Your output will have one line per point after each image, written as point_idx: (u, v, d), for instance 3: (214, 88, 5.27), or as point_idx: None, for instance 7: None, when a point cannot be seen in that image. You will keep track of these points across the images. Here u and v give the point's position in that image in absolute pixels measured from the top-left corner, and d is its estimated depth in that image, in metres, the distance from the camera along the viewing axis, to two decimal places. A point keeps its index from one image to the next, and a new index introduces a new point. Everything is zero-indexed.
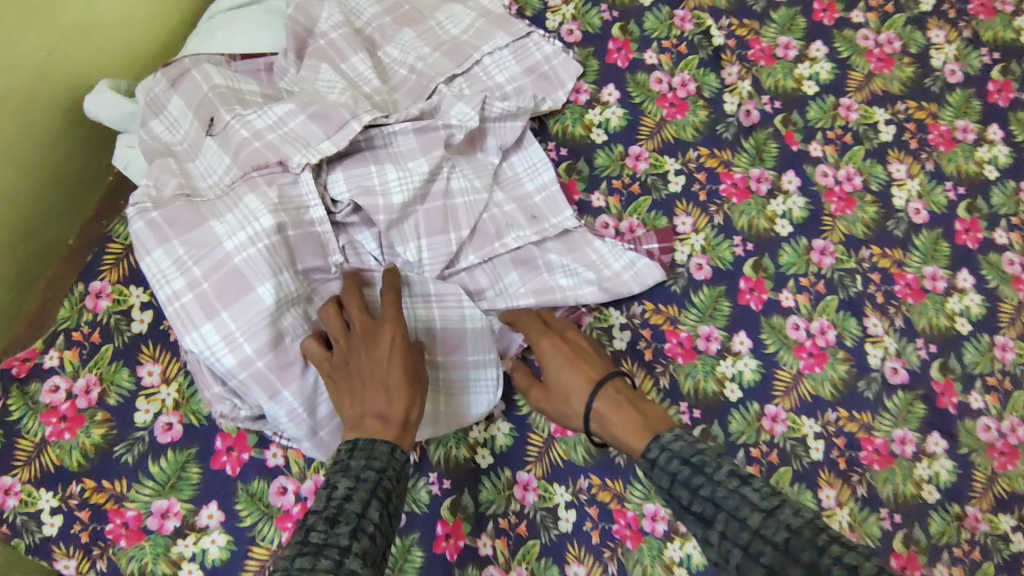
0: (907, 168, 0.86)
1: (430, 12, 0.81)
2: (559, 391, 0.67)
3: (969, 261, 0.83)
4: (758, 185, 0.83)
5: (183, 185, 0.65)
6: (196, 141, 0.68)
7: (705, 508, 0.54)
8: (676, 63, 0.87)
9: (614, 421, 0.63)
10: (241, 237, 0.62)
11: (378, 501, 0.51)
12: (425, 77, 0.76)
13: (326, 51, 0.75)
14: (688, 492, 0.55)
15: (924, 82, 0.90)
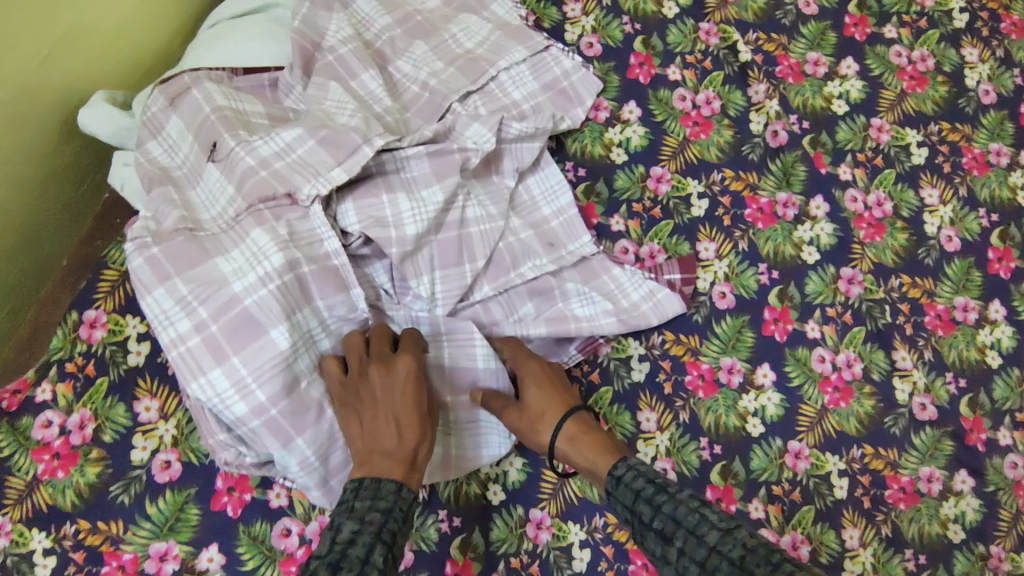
0: (939, 194, 0.81)
1: (442, 24, 0.78)
2: (531, 411, 0.63)
3: (1000, 292, 0.79)
4: (784, 211, 0.79)
5: (185, 217, 0.62)
6: (196, 166, 0.66)
7: (664, 524, 0.51)
8: (701, 79, 0.82)
9: (590, 446, 0.60)
10: (251, 278, 0.59)
11: (384, 544, 0.48)
12: (439, 94, 0.73)
13: (334, 67, 0.72)
14: (650, 510, 0.52)
15: (958, 102, 0.85)
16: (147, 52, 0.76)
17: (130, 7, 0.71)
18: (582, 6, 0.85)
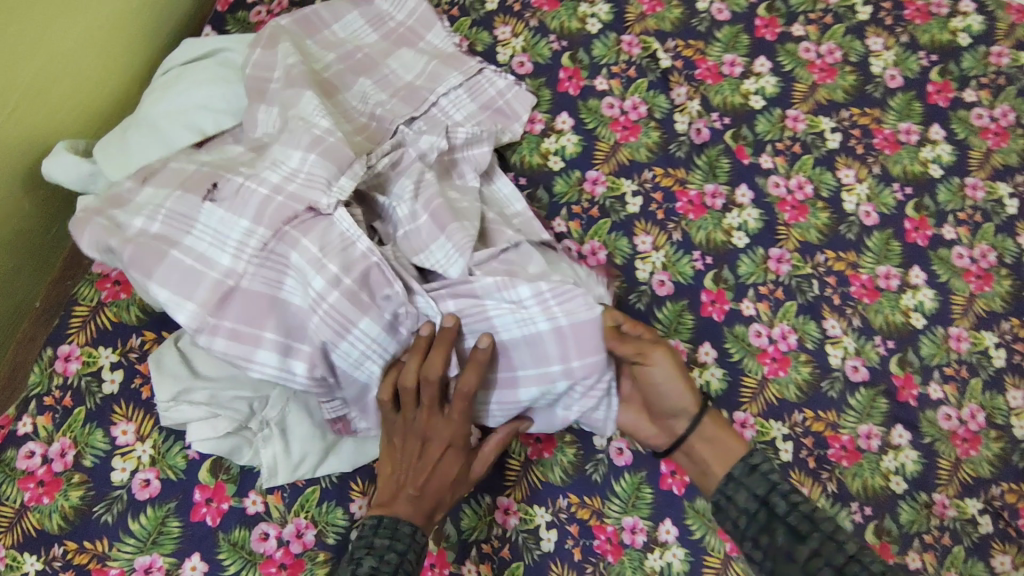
0: (855, 173, 0.87)
1: (381, 58, 0.85)
2: (673, 378, 0.72)
3: (920, 258, 0.85)
4: (712, 201, 0.85)
5: (217, 279, 0.65)
6: (188, 214, 0.66)
7: (802, 522, 0.65)
8: (626, 87, 0.89)
9: (722, 431, 0.73)
10: (307, 301, 0.64)
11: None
12: (386, 120, 0.79)
13: (297, 79, 0.76)
14: (788, 506, 0.66)
15: (866, 88, 0.91)
16: (102, 102, 0.82)
17: (81, 62, 0.77)
18: (511, 29, 0.92)
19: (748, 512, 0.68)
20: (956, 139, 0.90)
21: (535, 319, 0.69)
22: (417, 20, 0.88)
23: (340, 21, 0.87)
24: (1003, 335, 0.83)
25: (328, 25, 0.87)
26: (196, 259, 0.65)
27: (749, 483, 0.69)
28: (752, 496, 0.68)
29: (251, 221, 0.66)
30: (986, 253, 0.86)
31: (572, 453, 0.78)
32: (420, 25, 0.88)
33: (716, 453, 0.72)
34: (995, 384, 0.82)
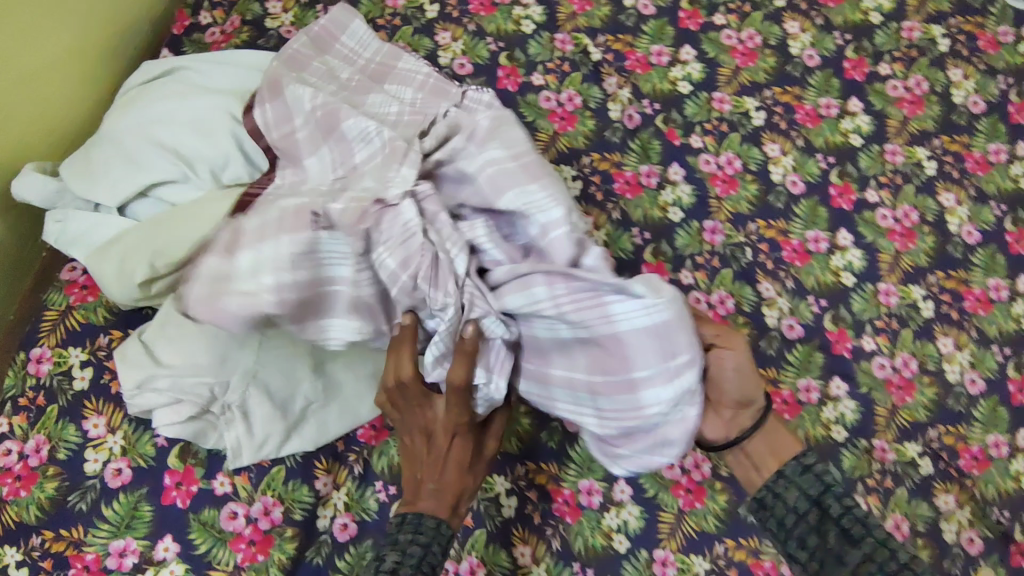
0: (780, 147, 0.93)
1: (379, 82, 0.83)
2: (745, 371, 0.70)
3: (846, 221, 0.90)
4: (647, 180, 0.90)
5: (312, 281, 0.62)
6: (252, 226, 0.62)
7: (857, 527, 0.63)
8: (562, 80, 0.94)
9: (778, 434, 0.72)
10: (389, 270, 0.63)
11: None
12: (412, 128, 0.74)
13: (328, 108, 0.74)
14: (841, 507, 0.65)
15: (785, 68, 0.97)
16: (64, 122, 0.87)
17: (42, 86, 0.82)
18: (451, 34, 0.95)
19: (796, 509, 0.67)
20: (874, 110, 0.96)
21: (659, 310, 0.60)
22: (383, 49, 0.86)
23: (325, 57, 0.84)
24: (929, 288, 0.89)
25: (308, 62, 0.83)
26: (292, 262, 0.61)
27: (801, 483, 0.67)
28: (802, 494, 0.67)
29: (342, 228, 0.63)
30: (909, 212, 0.92)
31: (527, 422, 0.83)
32: (388, 56, 0.86)
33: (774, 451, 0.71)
34: (925, 333, 0.87)
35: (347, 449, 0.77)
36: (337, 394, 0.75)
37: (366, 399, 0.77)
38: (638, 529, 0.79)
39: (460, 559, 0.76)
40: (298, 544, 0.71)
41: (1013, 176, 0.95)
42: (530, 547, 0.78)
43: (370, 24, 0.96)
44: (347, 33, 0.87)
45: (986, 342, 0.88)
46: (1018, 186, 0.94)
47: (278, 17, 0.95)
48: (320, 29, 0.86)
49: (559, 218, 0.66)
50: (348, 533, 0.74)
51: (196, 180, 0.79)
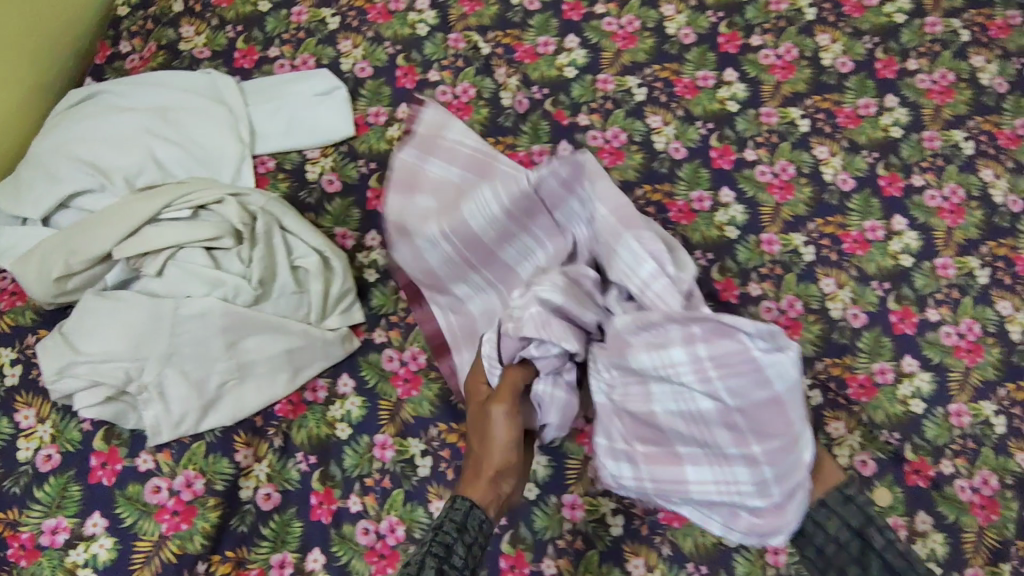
0: (662, 119, 1.00)
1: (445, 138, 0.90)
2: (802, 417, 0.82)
3: (727, 180, 0.97)
4: (540, 158, 0.96)
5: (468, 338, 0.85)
6: (434, 291, 0.87)
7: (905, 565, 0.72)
8: (456, 76, 1.01)
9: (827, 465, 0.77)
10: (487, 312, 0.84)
11: (434, 556, 0.60)
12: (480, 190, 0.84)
13: (418, 180, 0.88)
14: (884, 541, 0.73)
15: (663, 47, 1.04)
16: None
17: None
18: (352, 42, 1.02)
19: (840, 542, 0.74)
20: (748, 78, 1.03)
21: (784, 363, 0.64)
22: (473, 151, 0.88)
23: (450, 128, 0.91)
24: (810, 235, 0.95)
25: (444, 135, 0.90)
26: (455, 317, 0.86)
27: (844, 513, 0.74)
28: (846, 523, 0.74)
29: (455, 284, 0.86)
30: (786, 166, 0.98)
31: (438, 386, 0.87)
32: (434, 126, 0.91)
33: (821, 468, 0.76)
34: (808, 276, 0.94)
35: (266, 424, 0.83)
36: (250, 371, 0.81)
37: (279, 375, 0.82)
38: (548, 477, 0.85)
39: (380, 518, 0.82)
40: (220, 512, 0.78)
41: (883, 127, 1.01)
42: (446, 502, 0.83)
43: (277, 40, 1.02)
44: (448, 130, 0.91)
45: (866, 279, 0.94)
46: (889, 135, 1.01)
47: (192, 40, 1.03)
48: (421, 133, 0.91)
49: (656, 272, 0.70)
50: (271, 502, 0.81)
51: (111, 188, 0.85)
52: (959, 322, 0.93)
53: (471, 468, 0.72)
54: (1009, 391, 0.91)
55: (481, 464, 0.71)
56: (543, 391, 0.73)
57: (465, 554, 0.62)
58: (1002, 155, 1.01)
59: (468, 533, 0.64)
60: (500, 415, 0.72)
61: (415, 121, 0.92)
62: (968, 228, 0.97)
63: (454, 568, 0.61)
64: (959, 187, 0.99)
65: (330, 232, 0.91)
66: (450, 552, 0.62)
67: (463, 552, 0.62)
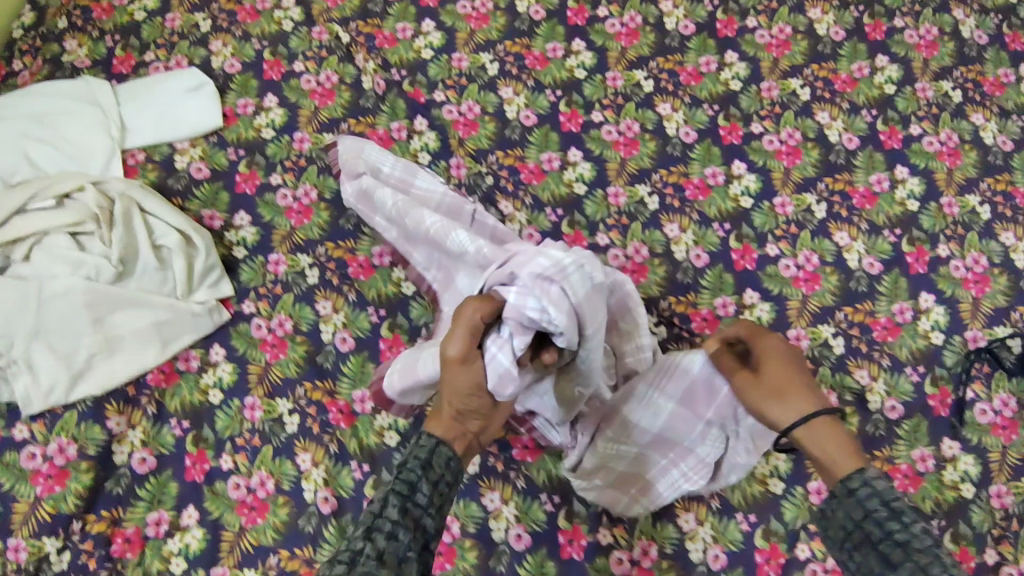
0: (513, 90, 1.07)
1: (365, 167, 0.97)
2: (793, 371, 0.74)
3: (575, 141, 1.04)
4: (398, 134, 1.03)
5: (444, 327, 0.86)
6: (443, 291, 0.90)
7: (898, 552, 0.59)
8: (320, 64, 1.07)
9: (837, 437, 0.69)
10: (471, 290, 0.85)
11: (398, 495, 0.60)
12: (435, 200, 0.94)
13: (374, 208, 0.94)
14: (881, 533, 0.60)
15: (514, 24, 1.11)
16: None
17: None
18: (222, 41, 1.09)
19: (845, 530, 0.64)
20: (595, 46, 1.10)
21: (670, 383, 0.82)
22: (401, 167, 0.96)
23: (366, 152, 0.98)
24: (654, 185, 1.02)
25: (361, 167, 0.97)
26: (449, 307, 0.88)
27: (848, 506, 0.64)
28: (848, 514, 0.64)
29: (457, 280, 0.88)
30: (631, 124, 1.05)
31: (303, 348, 0.93)
32: (353, 152, 0.98)
33: (826, 460, 0.68)
34: (653, 223, 1.00)
35: (138, 393, 0.89)
36: (116, 345, 0.88)
37: (148, 347, 0.89)
38: (408, 426, 0.90)
39: (251, 473, 0.88)
40: (93, 474, 0.85)
41: (723, 81, 1.08)
42: (311, 454, 0.89)
43: (152, 45, 1.09)
44: (363, 154, 0.98)
45: (707, 222, 1.00)
46: (728, 89, 1.07)
47: (74, 52, 1.10)
48: (348, 165, 0.98)
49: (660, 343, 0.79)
50: (147, 465, 0.87)
51: None
52: (798, 254, 0.99)
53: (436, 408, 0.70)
54: (847, 314, 0.96)
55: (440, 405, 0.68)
56: (488, 348, 0.68)
57: (429, 493, 0.62)
58: (838, 98, 1.07)
59: (434, 469, 0.64)
60: (455, 358, 0.68)
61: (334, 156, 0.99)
62: (805, 167, 1.03)
63: (420, 506, 0.61)
64: (796, 131, 1.05)
65: (197, 215, 0.98)
66: (415, 489, 0.61)
67: (427, 486, 0.62)
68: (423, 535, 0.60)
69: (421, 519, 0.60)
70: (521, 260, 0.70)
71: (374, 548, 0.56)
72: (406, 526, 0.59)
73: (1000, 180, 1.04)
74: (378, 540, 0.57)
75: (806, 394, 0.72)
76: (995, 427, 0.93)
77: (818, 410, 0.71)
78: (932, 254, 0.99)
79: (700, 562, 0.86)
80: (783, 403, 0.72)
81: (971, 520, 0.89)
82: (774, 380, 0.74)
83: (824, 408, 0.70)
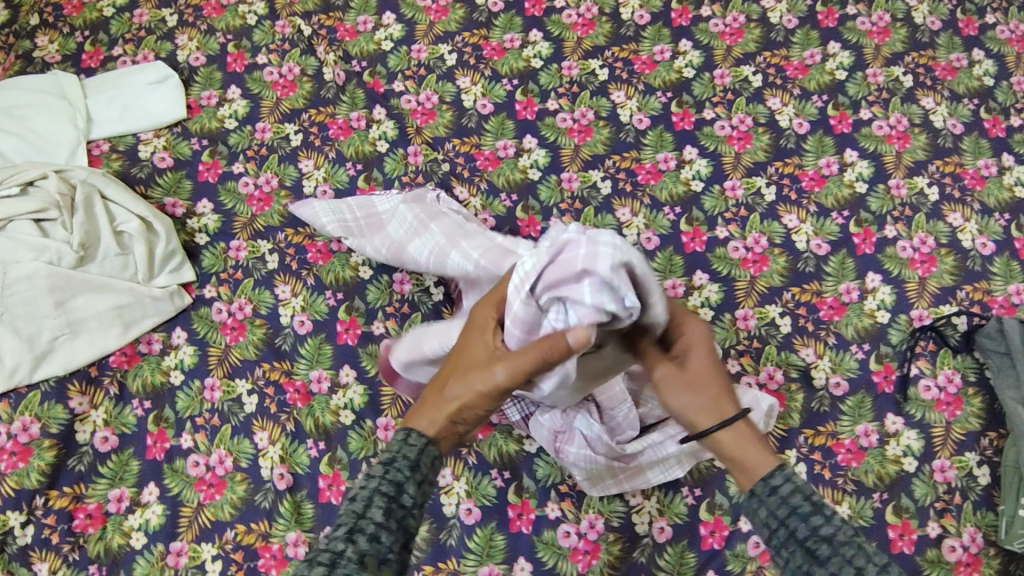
0: (470, 79, 1.09)
1: (343, 225, 0.97)
2: (715, 365, 0.72)
3: (531, 128, 1.06)
4: (357, 124, 1.05)
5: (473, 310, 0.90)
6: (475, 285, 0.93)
7: (823, 547, 0.58)
8: (282, 57, 1.10)
9: (755, 439, 0.68)
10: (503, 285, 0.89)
11: (383, 496, 0.60)
12: (401, 240, 0.93)
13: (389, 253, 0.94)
14: (807, 530, 0.59)
15: (473, 16, 1.13)
16: None
17: None
18: (187, 36, 1.12)
19: (770, 527, 0.62)
20: (552, 37, 1.12)
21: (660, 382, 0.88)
22: (356, 202, 0.99)
23: (329, 215, 0.97)
24: (607, 170, 1.04)
25: (332, 226, 0.97)
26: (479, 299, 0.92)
27: (769, 504, 0.63)
28: (770, 511, 0.63)
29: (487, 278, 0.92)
30: (585, 112, 1.07)
31: (262, 331, 0.95)
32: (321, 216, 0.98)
33: (744, 458, 0.67)
34: (605, 208, 1.02)
35: (101, 374, 0.92)
36: (78, 328, 0.91)
37: (110, 329, 0.92)
38: (363, 405, 0.92)
39: (210, 452, 0.90)
40: (56, 452, 0.88)
41: (677, 69, 1.10)
42: (268, 433, 0.91)
43: (120, 40, 1.12)
44: (323, 217, 0.97)
45: (658, 206, 1.02)
46: (681, 76, 1.10)
47: (45, 48, 1.12)
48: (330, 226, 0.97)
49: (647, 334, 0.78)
50: (109, 444, 0.89)
51: None
52: (747, 237, 1.01)
53: (435, 398, 0.69)
54: (794, 294, 0.98)
55: (448, 406, 0.67)
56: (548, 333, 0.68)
57: (415, 495, 0.62)
58: (789, 84, 1.09)
59: (421, 470, 0.64)
60: (491, 384, 0.66)
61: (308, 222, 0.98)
62: (755, 152, 1.05)
63: (404, 507, 0.61)
64: (747, 117, 1.07)
65: (160, 202, 1.01)
66: (400, 490, 0.61)
67: (412, 490, 0.62)
68: (404, 534, 0.61)
69: (405, 520, 0.61)
70: (584, 256, 0.64)
71: (356, 550, 0.56)
72: (390, 529, 0.59)
73: (949, 162, 1.05)
74: (361, 542, 0.57)
75: (727, 393, 0.70)
76: (939, 402, 0.94)
77: (732, 412, 0.69)
78: (879, 235, 1.01)
79: (645, 534, 0.88)
80: (709, 399, 0.70)
81: (914, 494, 0.89)
82: (699, 370, 0.71)
83: (738, 411, 0.69)
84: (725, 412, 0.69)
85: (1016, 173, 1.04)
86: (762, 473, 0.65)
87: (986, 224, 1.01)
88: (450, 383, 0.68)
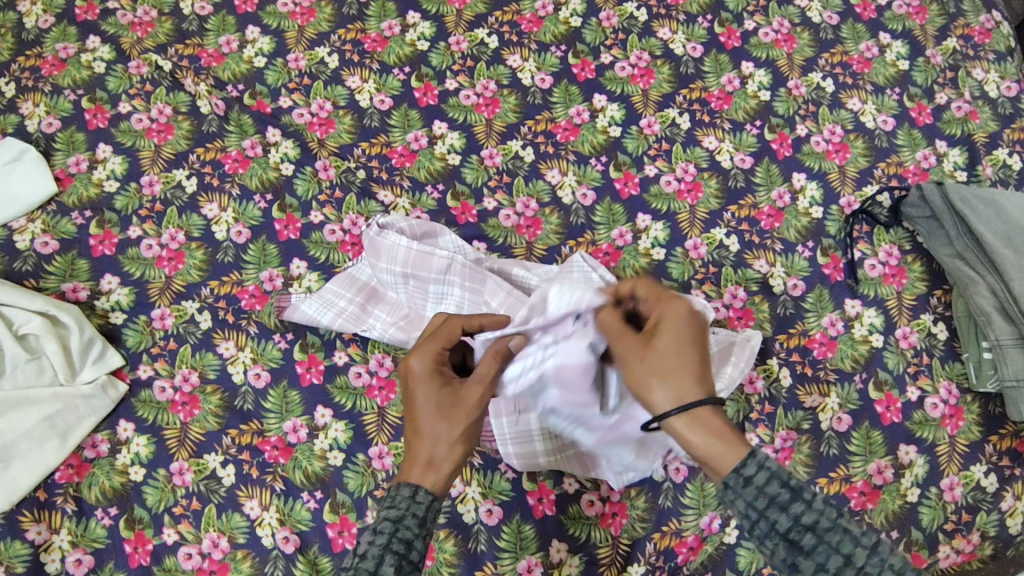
0: (360, 77, 1.03)
1: (342, 317, 0.89)
2: (683, 343, 0.65)
3: (437, 113, 1.02)
4: (253, 151, 0.97)
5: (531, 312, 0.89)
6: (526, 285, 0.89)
7: (808, 537, 0.57)
8: (148, 100, 1.00)
9: (721, 431, 0.62)
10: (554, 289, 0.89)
11: (394, 555, 0.60)
12: (418, 308, 0.89)
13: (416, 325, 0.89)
14: (789, 521, 0.58)
15: (343, 11, 1.07)
16: None
17: None
18: (32, 101, 0.99)
19: (748, 519, 0.60)
20: (430, 15, 1.07)
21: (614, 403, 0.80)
22: (339, 285, 0.91)
23: (327, 308, 0.89)
24: (524, 137, 1.02)
25: (336, 322, 0.89)
26: None
27: (746, 495, 0.59)
28: (748, 502, 0.59)
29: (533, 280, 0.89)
30: (487, 84, 1.04)
31: (217, 397, 0.87)
32: (318, 314, 0.89)
33: (706, 456, 0.62)
34: (534, 174, 1.00)
35: (51, 495, 0.82)
36: (7, 452, 0.81)
37: (46, 444, 0.82)
38: (350, 440, 0.86)
39: (200, 538, 0.82)
40: None
41: (563, 21, 1.09)
42: (257, 499, 0.83)
43: None
44: (318, 316, 0.89)
45: (584, 160, 1.01)
46: (570, 26, 1.08)
47: None
48: (338, 321, 0.89)
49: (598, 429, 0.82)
50: (84, 566, 0.80)
51: None
52: (676, 168, 1.02)
53: (426, 458, 0.67)
54: (733, 212, 1.00)
55: (446, 463, 0.67)
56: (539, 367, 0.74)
57: (423, 551, 0.62)
58: (673, 12, 1.10)
59: (428, 524, 0.64)
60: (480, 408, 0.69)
61: (301, 323, 0.90)
62: (661, 85, 1.06)
63: (412, 563, 0.62)
64: (643, 53, 1.08)
65: (58, 291, 0.90)
66: (410, 547, 0.62)
67: (420, 545, 0.63)
68: None
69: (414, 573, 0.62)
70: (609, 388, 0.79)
71: None
72: None
73: (836, 53, 1.10)
74: None
75: (692, 380, 0.64)
76: (886, 277, 0.99)
77: (699, 397, 0.63)
78: (793, 136, 1.05)
79: (664, 480, 0.88)
80: (668, 386, 0.64)
81: (888, 366, 0.94)
82: (665, 351, 0.65)
83: (705, 397, 0.63)
84: (684, 396, 0.63)
85: (895, 49, 1.11)
86: (729, 469, 0.61)
87: (882, 102, 1.07)
88: (438, 432, 0.68)
